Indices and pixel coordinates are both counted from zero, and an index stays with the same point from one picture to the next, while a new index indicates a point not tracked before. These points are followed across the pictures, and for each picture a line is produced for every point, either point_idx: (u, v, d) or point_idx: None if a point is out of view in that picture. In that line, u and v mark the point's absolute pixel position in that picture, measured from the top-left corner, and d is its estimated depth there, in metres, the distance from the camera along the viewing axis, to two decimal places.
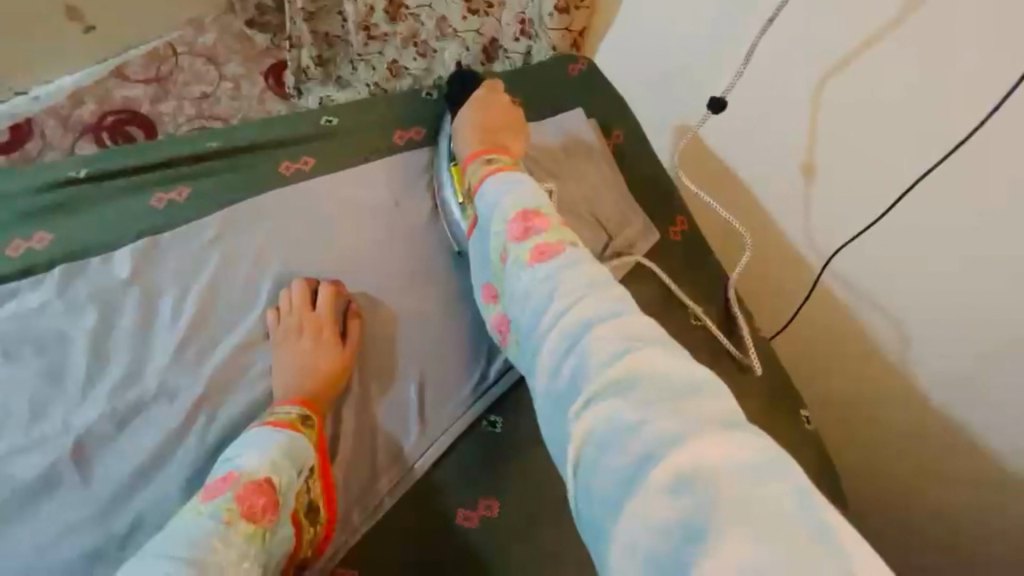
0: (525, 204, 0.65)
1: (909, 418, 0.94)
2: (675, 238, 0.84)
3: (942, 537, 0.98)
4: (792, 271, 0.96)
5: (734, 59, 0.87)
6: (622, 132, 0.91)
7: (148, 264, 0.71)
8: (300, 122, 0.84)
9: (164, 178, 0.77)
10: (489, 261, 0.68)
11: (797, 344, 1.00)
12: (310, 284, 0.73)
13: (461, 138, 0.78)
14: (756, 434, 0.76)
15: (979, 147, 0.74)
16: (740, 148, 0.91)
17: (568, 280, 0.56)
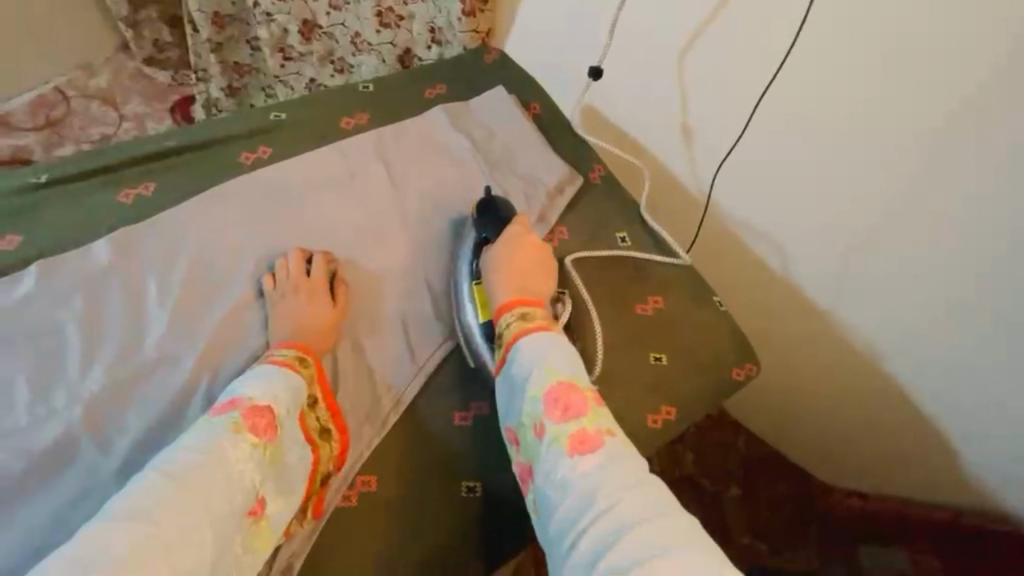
0: (563, 372, 0.65)
1: (804, 308, 1.12)
2: (594, 182, 1.01)
3: (843, 407, 1.18)
4: (689, 204, 1.13)
5: (600, 33, 1.04)
6: (539, 105, 1.08)
7: (128, 248, 0.76)
8: (250, 119, 0.92)
9: (126, 177, 0.82)
10: (514, 422, 0.67)
11: (706, 259, 1.17)
12: (305, 253, 0.80)
13: (492, 280, 0.75)
14: (682, 314, 0.90)
15: (789, 90, 0.93)
16: (630, 113, 1.09)
17: (610, 478, 0.57)
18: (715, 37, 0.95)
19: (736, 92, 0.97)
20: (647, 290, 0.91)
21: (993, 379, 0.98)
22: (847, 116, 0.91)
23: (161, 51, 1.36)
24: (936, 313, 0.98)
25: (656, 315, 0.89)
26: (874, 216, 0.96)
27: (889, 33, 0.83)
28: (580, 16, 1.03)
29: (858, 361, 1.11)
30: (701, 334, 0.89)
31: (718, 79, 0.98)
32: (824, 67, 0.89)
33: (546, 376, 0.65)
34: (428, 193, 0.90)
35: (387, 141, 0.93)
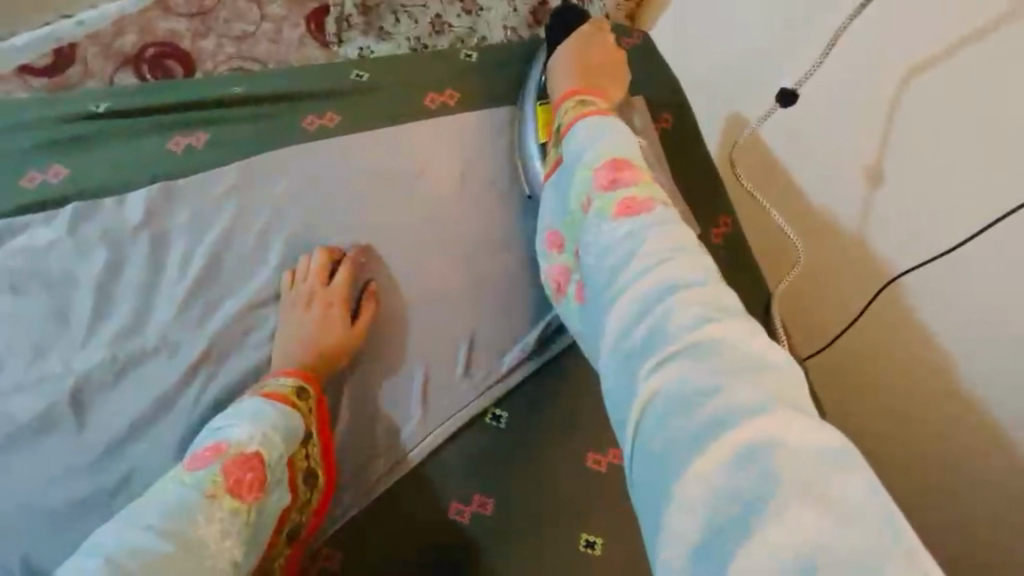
0: (615, 154, 0.59)
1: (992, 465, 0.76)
2: (715, 241, 0.77)
3: None
4: (837, 307, 0.86)
5: (811, 57, 0.79)
6: (673, 115, 0.84)
7: (162, 208, 0.68)
8: (328, 76, 0.79)
9: (182, 121, 0.74)
10: (564, 205, 0.62)
11: (842, 367, 0.88)
12: (333, 254, 0.69)
13: (555, 78, 0.72)
14: None
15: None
16: (797, 154, 0.84)
17: (655, 236, 0.49)
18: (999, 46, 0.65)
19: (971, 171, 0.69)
20: None
21: None
22: None
23: None
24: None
25: None
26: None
27: None
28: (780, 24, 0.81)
29: None
30: None
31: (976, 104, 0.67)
32: None
33: (598, 153, 0.58)
34: (492, 212, 0.75)
35: (473, 136, 0.78)
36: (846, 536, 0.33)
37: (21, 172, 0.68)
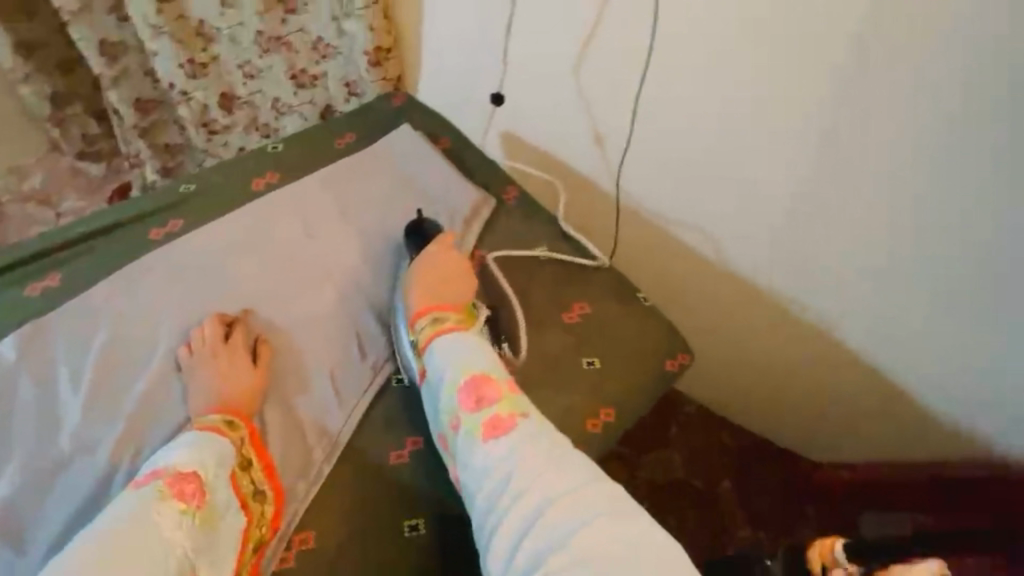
0: (477, 369, 0.76)
1: (698, 275, 1.39)
2: (510, 203, 1.03)
3: (734, 359, 1.50)
4: (603, 224, 1.40)
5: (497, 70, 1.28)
6: (449, 137, 1.11)
7: (37, 343, 0.75)
8: (160, 196, 0.93)
9: (35, 272, 0.82)
10: (437, 419, 0.77)
11: (625, 254, 1.42)
12: (224, 318, 0.80)
13: (410, 292, 0.84)
14: (609, 320, 0.91)
15: (664, 89, 1.16)
16: (535, 116, 1.31)
17: (524, 458, 0.69)
18: (622, 17, 1.11)
19: (610, 106, 1.23)
20: (572, 300, 0.93)
21: (868, 302, 1.22)
22: (702, 89, 1.13)
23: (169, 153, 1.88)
24: (878, 236, 1.14)
25: (584, 322, 0.91)
26: (787, 172, 1.15)
27: (725, 24, 1.04)
28: (478, 63, 1.29)
29: (746, 311, 1.39)
30: (626, 334, 0.90)
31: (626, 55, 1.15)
32: (678, 58, 1.11)
33: (460, 372, 0.76)
34: (334, 239, 0.91)
35: (299, 194, 0.95)
36: None
37: None
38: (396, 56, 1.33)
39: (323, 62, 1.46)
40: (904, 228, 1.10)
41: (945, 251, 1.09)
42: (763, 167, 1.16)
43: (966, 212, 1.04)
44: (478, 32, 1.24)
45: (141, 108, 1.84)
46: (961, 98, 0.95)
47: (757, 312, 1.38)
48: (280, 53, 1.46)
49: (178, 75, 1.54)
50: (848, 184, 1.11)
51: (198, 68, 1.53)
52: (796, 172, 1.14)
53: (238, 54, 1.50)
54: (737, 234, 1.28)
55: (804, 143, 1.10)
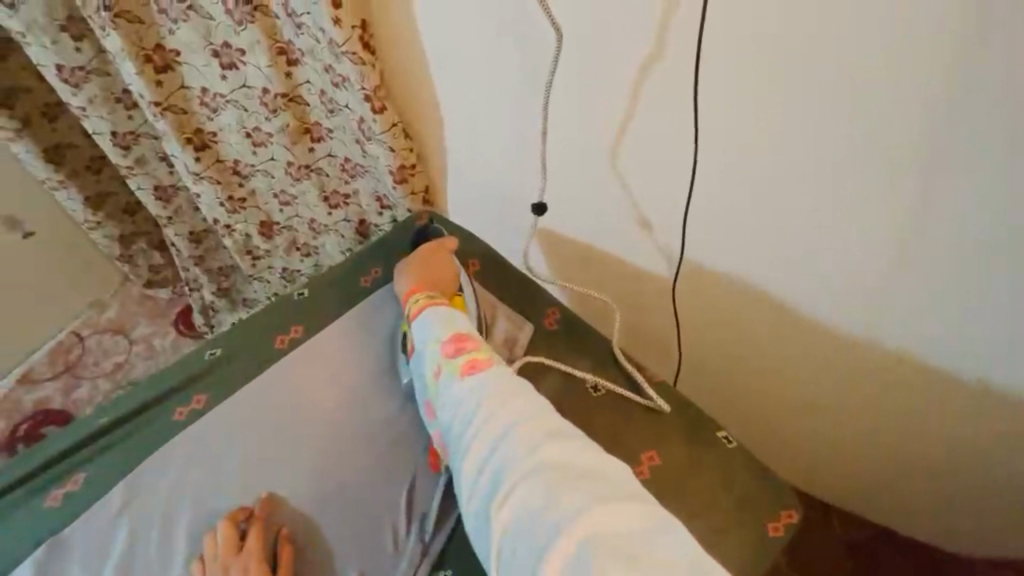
0: (455, 324, 0.83)
1: (779, 361, 1.26)
2: (551, 327, 0.92)
3: (839, 436, 1.33)
4: (659, 313, 1.31)
5: (532, 169, 1.18)
6: (480, 256, 1.01)
7: (55, 560, 0.74)
8: (185, 366, 0.89)
9: (59, 473, 0.80)
10: (419, 371, 0.84)
11: (689, 347, 1.35)
12: (237, 516, 0.78)
13: (403, 278, 0.92)
14: (685, 473, 0.77)
15: (717, 171, 1.01)
16: (572, 213, 1.22)
17: (492, 391, 0.75)
18: (660, 96, 0.96)
19: (656, 194, 1.10)
20: (638, 449, 0.79)
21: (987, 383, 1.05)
22: (762, 167, 0.97)
23: (224, 275, 2.06)
24: (1005, 304, 0.94)
25: (653, 478, 0.76)
26: (878, 239, 0.97)
27: (786, 95, 0.88)
28: (506, 167, 1.21)
29: (838, 390, 1.24)
30: (712, 491, 0.77)
31: (671, 135, 1.00)
32: (730, 139, 0.96)
33: (441, 327, 0.82)
34: (360, 404, 0.87)
35: (330, 349, 0.91)
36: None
37: None
38: (421, 168, 1.31)
39: (354, 181, 1.46)
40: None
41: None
42: (839, 242, 1.00)
43: None
44: (501, 133, 1.16)
45: (194, 239, 1.94)
46: None
47: (855, 388, 1.22)
48: (311, 179, 1.48)
49: (219, 213, 1.59)
50: (961, 249, 0.92)
51: (236, 203, 1.58)
52: (891, 244, 0.96)
53: (272, 184, 1.52)
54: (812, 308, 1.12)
55: (896, 207, 0.92)
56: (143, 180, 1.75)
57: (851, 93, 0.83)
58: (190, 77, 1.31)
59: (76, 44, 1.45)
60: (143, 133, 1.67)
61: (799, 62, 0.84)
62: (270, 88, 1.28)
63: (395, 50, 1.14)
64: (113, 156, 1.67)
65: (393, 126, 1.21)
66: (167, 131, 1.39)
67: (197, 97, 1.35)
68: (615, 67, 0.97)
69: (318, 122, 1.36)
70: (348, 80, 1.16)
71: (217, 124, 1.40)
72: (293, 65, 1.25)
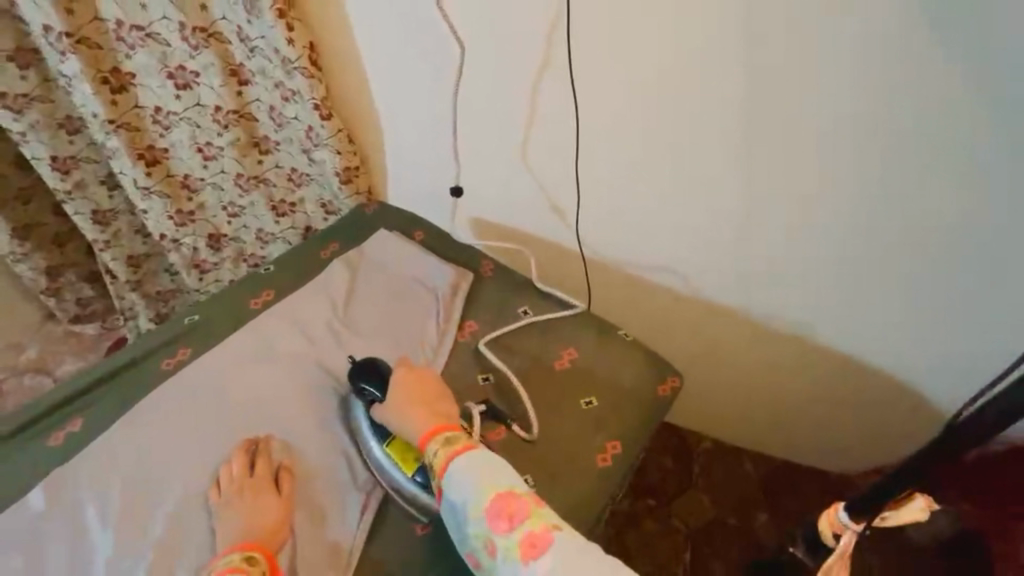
0: (500, 486, 0.80)
1: (673, 314, 1.55)
2: (487, 274, 1.14)
3: (727, 371, 1.64)
4: (576, 287, 1.57)
5: (456, 163, 1.42)
6: (423, 230, 1.23)
7: (61, 491, 0.84)
8: (167, 329, 1.02)
9: (57, 420, 0.92)
10: (468, 543, 0.81)
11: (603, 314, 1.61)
12: (249, 449, 0.89)
13: (403, 423, 0.87)
14: (594, 362, 1.00)
15: (605, 153, 1.29)
16: (499, 200, 1.46)
17: (563, 571, 0.74)
18: (555, 94, 1.24)
19: (562, 177, 1.36)
20: (558, 349, 1.02)
21: (823, 305, 1.38)
22: (639, 148, 1.26)
23: (163, 298, 2.09)
24: (820, 241, 1.26)
25: (574, 367, 0.99)
26: (728, 198, 1.27)
27: (648, 90, 1.17)
28: (437, 161, 1.44)
29: (717, 333, 1.55)
30: (615, 373, 0.99)
31: (568, 126, 1.28)
32: (611, 126, 1.25)
33: (486, 496, 0.79)
34: (328, 347, 1.02)
35: (297, 305, 1.06)
36: None
37: None
38: (363, 170, 1.50)
39: (300, 190, 1.62)
40: (837, 234, 1.24)
41: (885, 238, 1.21)
42: (701, 205, 1.30)
43: (884, 219, 1.18)
44: (433, 134, 1.39)
45: (132, 263, 1.97)
46: (854, 123, 1.08)
47: (732, 328, 1.52)
48: (259, 190, 1.62)
49: (167, 227, 1.68)
50: (782, 200, 1.23)
51: (184, 216, 1.67)
52: (738, 202, 1.27)
53: (221, 196, 1.65)
54: (689, 261, 1.42)
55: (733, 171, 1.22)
56: (83, 204, 1.80)
57: (693, 87, 1.14)
58: (144, 96, 1.45)
59: (23, 72, 1.54)
60: (84, 157, 1.74)
61: (652, 62, 1.13)
62: (222, 106, 1.44)
63: (337, 65, 1.36)
64: (51, 181, 1.72)
65: (339, 132, 1.40)
66: (119, 147, 1.49)
67: (150, 115, 1.48)
68: (520, 75, 1.24)
69: (266, 136, 1.53)
70: (298, 94, 1.35)
71: (168, 141, 1.53)
72: (244, 85, 1.42)
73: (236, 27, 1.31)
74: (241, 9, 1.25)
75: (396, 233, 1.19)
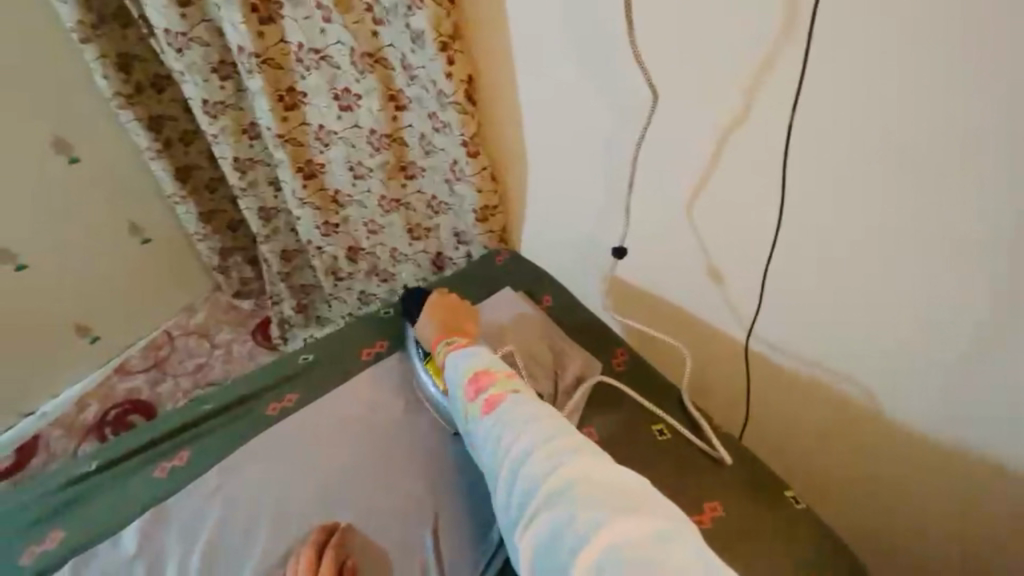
0: (477, 363, 0.89)
1: (854, 445, 1.17)
2: (619, 367, 1.01)
3: (918, 546, 1.18)
4: (728, 384, 1.28)
5: (608, 216, 1.24)
6: (551, 296, 1.11)
7: (156, 527, 0.90)
8: (281, 366, 1.07)
9: (167, 449, 0.99)
10: (450, 406, 0.92)
11: (761, 421, 1.28)
12: (317, 543, 0.87)
13: (427, 338, 1.00)
14: (749, 527, 0.83)
15: (793, 234, 1.03)
16: (647, 265, 1.25)
17: (511, 419, 0.82)
18: (742, 157, 1.01)
19: (731, 254, 1.12)
20: (704, 496, 0.85)
21: None
22: (846, 237, 0.97)
23: (305, 294, 2.20)
24: None
25: (718, 530, 0.82)
26: (980, 313, 0.91)
27: (888, 159, 0.88)
28: (585, 213, 1.27)
29: (915, 493, 1.13)
30: (773, 550, 0.81)
31: (744, 198, 1.04)
32: (806, 202, 0.98)
33: (463, 370, 0.89)
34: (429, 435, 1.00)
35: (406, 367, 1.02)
36: (665, 554, 0.64)
37: (24, 549, 0.89)
38: (501, 209, 1.40)
39: (437, 217, 1.57)
40: None
41: None
42: (921, 317, 0.97)
43: None
44: (580, 185, 1.24)
45: (285, 257, 2.12)
46: None
47: (946, 489, 1.09)
48: (399, 212, 1.60)
49: (314, 235, 1.73)
50: None
51: (330, 227, 1.72)
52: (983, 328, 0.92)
53: (365, 214, 1.67)
54: (897, 381, 1.05)
55: (996, 278, 0.87)
56: (252, 201, 1.95)
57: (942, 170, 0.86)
58: (312, 114, 1.50)
59: (222, 82, 1.70)
60: (259, 160, 1.88)
61: (884, 132, 0.87)
62: (377, 129, 1.43)
63: (490, 99, 1.26)
64: (230, 179, 1.88)
65: (482, 169, 1.32)
66: (283, 160, 1.57)
67: (314, 132, 1.53)
68: (700, 130, 1.03)
69: (413, 161, 1.50)
70: (448, 127, 1.29)
71: (326, 157, 1.57)
72: (400, 110, 1.40)
73: (400, 56, 1.28)
74: (409, 39, 1.22)
75: (517, 294, 1.09)
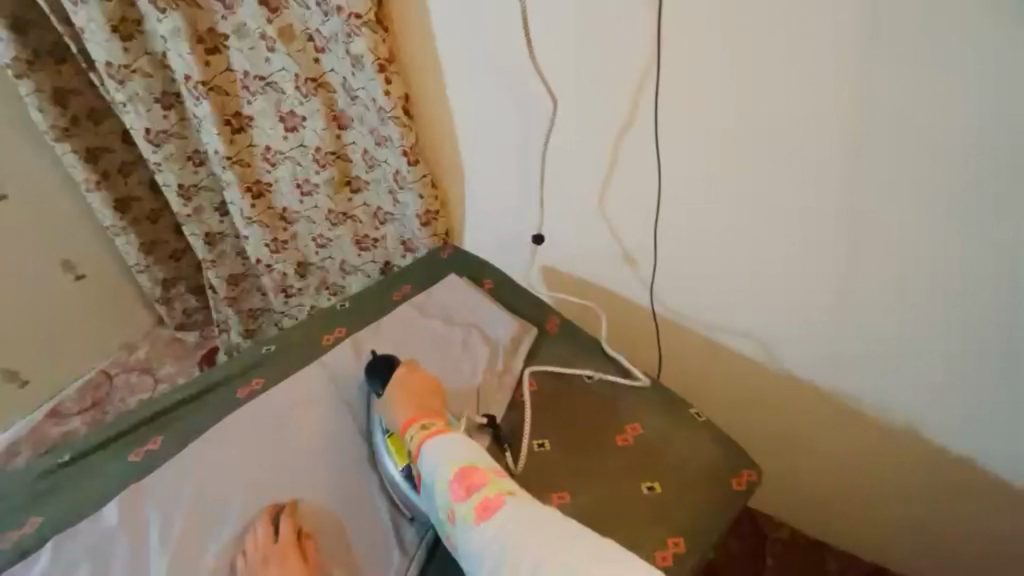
0: (461, 459, 0.89)
1: (752, 386, 1.42)
2: (552, 329, 1.16)
3: (806, 455, 1.47)
4: (647, 348, 1.49)
5: (535, 211, 1.41)
6: (491, 279, 1.26)
7: (129, 513, 0.96)
8: (245, 357, 1.14)
9: (139, 437, 1.05)
10: (436, 512, 0.90)
11: (679, 377, 1.50)
12: (272, 519, 0.94)
13: (398, 419, 0.98)
14: (662, 440, 1.00)
15: (682, 211, 1.25)
16: (571, 250, 1.43)
17: (509, 530, 0.81)
18: (637, 150, 1.22)
19: (639, 232, 1.32)
20: (624, 421, 1.03)
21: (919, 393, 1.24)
22: (721, 207, 1.21)
23: (253, 317, 2.23)
24: (920, 320, 1.15)
25: (637, 442, 1.00)
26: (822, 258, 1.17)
27: (746, 142, 1.13)
28: (516, 211, 1.44)
29: (801, 415, 1.41)
30: (683, 455, 0.99)
31: (643, 183, 1.26)
32: (689, 183, 1.21)
33: (448, 469, 0.88)
34: None
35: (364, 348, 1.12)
36: None
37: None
38: (442, 215, 1.54)
39: (384, 227, 1.69)
40: (931, 313, 1.14)
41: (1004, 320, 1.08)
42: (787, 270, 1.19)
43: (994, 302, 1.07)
44: (510, 187, 1.41)
45: (232, 281, 2.14)
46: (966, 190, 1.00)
47: (820, 405, 1.37)
48: (346, 224, 1.71)
49: (263, 253, 1.79)
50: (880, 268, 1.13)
51: (279, 244, 1.79)
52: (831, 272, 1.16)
53: (313, 229, 1.76)
54: (775, 323, 1.30)
55: None
56: (197, 225, 1.99)
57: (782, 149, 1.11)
58: (258, 137, 1.59)
59: (165, 112, 1.77)
60: (203, 185, 1.93)
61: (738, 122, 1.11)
62: (322, 147, 1.54)
63: (426, 115, 1.42)
64: (175, 205, 1.92)
65: (423, 178, 1.46)
66: (231, 181, 1.64)
67: (261, 153, 1.63)
68: (602, 129, 1.24)
69: (358, 176, 1.62)
70: (389, 140, 1.43)
71: (273, 176, 1.67)
72: (342, 129, 1.53)
73: (341, 79, 1.42)
74: (349, 63, 1.37)
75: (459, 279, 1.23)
